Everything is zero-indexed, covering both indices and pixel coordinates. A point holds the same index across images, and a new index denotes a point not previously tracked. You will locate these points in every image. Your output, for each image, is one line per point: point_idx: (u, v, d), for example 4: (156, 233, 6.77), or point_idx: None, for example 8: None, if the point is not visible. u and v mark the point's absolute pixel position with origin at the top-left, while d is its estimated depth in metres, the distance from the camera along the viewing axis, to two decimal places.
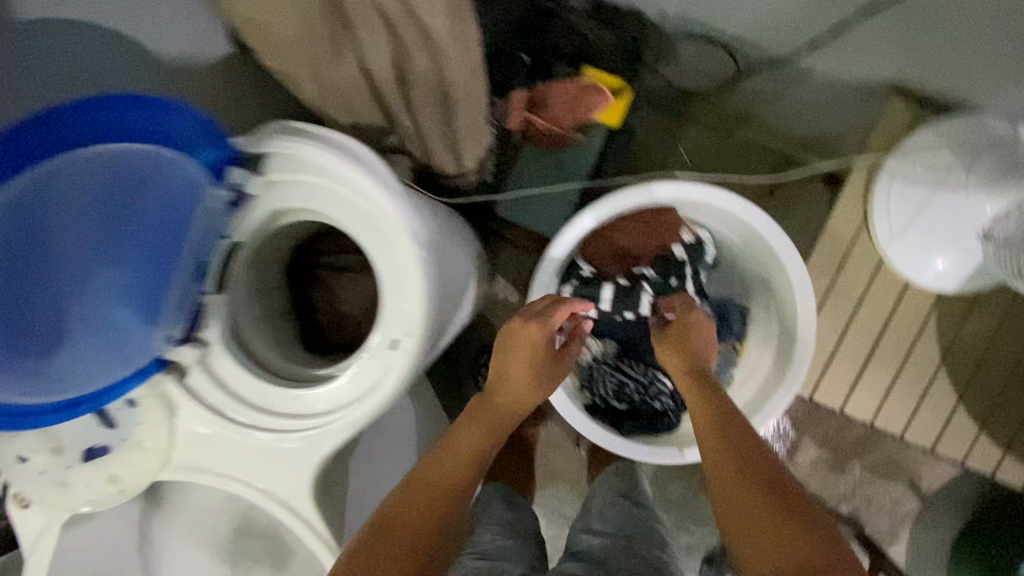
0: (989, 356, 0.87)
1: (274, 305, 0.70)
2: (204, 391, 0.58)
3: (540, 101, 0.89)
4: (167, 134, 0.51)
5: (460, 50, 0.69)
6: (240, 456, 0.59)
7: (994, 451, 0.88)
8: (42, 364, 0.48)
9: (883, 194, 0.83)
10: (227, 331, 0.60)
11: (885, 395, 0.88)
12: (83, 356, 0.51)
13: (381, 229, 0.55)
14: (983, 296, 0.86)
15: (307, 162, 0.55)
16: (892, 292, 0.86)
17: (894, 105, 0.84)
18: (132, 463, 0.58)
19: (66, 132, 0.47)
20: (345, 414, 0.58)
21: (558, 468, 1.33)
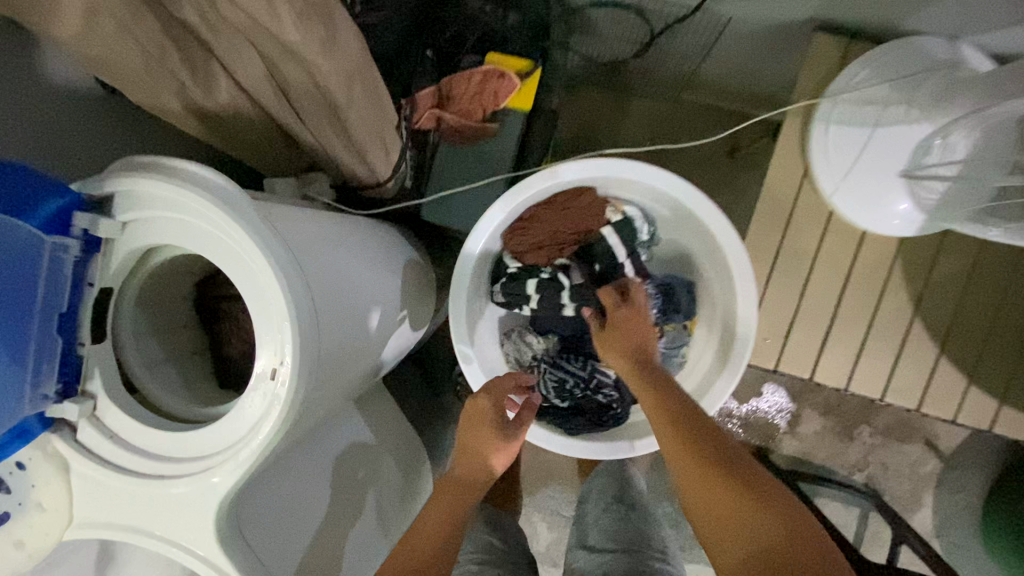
0: (968, 300, 0.79)
1: (179, 345, 0.68)
2: (95, 445, 0.57)
3: (447, 96, 0.85)
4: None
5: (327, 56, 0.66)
6: (138, 508, 0.57)
7: (989, 403, 0.80)
8: None
9: (821, 139, 0.75)
10: (113, 379, 0.59)
11: (857, 356, 0.81)
12: None
13: (242, 258, 0.53)
14: (952, 235, 0.78)
15: (151, 198, 0.52)
16: (848, 244, 0.79)
17: (821, 41, 0.77)
18: (34, 527, 0.57)
19: None
20: (238, 452, 0.56)
21: (548, 467, 1.29)
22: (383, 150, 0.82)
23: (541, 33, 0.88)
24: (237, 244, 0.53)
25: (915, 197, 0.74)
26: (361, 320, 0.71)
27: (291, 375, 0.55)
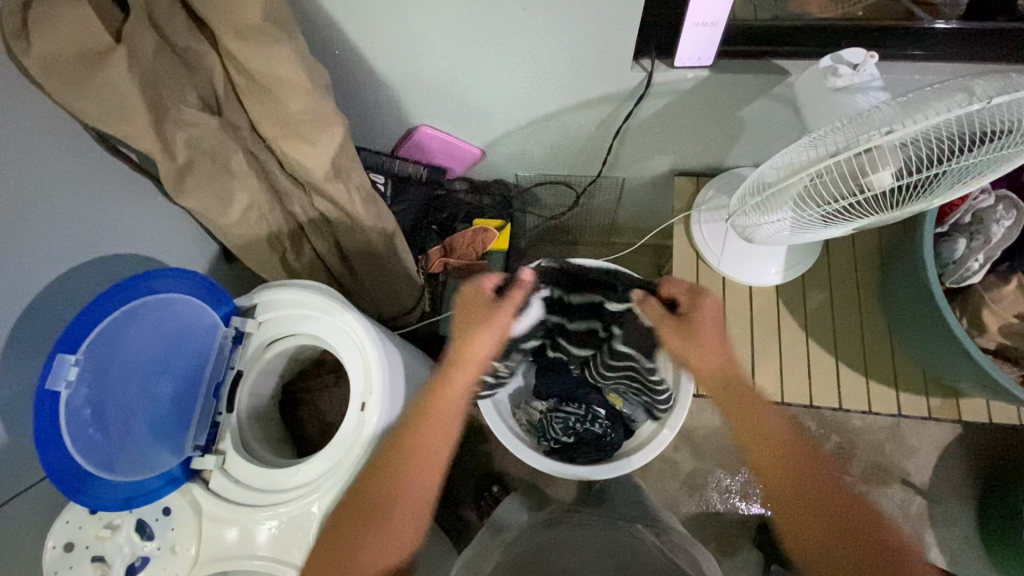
0: (838, 319, 1.10)
1: (272, 429, 0.89)
2: (223, 488, 0.74)
3: (449, 248, 1.23)
4: (193, 284, 0.74)
5: (374, 221, 1.03)
6: (257, 534, 0.73)
7: (886, 391, 1.06)
8: (106, 453, 0.65)
9: (698, 230, 1.13)
10: (238, 441, 0.78)
11: (780, 374, 1.08)
12: (132, 453, 0.68)
13: (341, 330, 0.81)
14: (808, 276, 1.12)
15: (282, 302, 0.81)
16: (744, 295, 1.12)
17: (681, 181, 1.22)
18: (169, 567, 0.71)
19: (147, 284, 0.69)
20: (337, 468, 0.75)
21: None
22: (407, 286, 1.16)
23: (506, 204, 1.31)
24: (344, 323, 0.81)
25: (778, 260, 1.09)
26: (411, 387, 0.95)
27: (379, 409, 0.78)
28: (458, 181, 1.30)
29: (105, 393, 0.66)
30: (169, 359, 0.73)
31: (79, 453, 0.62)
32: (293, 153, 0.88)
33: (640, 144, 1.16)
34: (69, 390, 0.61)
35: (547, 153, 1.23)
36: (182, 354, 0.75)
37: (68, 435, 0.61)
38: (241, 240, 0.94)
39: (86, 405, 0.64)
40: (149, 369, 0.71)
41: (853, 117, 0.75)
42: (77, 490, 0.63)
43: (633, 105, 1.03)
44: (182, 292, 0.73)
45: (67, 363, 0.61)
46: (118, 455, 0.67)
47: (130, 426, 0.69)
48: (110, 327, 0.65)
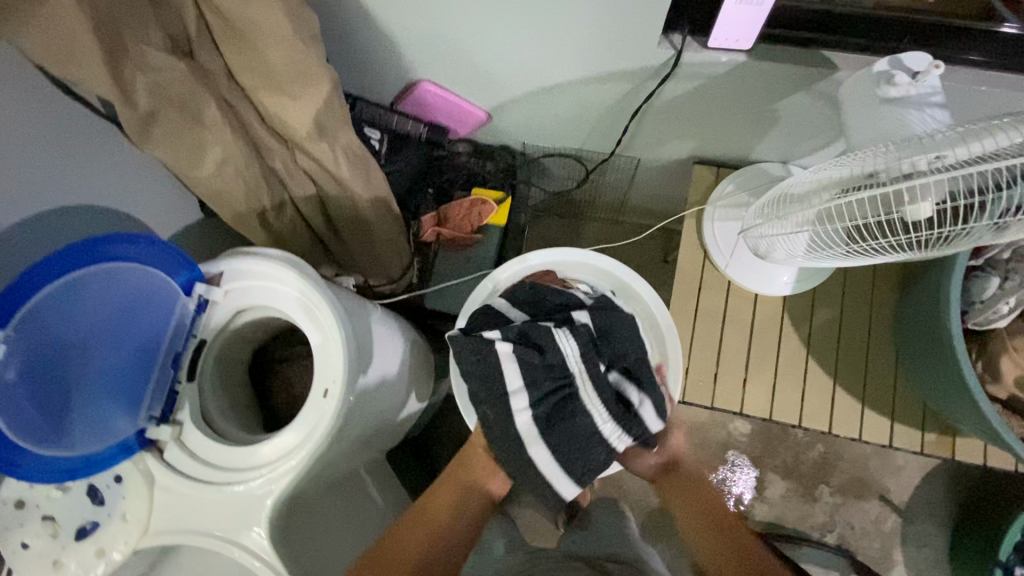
0: (845, 339, 1.03)
1: (239, 398, 0.86)
2: (178, 461, 0.72)
3: (444, 217, 1.18)
4: (144, 251, 0.71)
5: (363, 188, 0.96)
6: (209, 510, 0.71)
7: (881, 420, 1.02)
8: (47, 426, 0.64)
9: (710, 229, 1.05)
10: (197, 413, 0.76)
11: (772, 390, 1.04)
12: (76, 427, 0.66)
13: (311, 309, 0.76)
14: (819, 290, 1.05)
15: (247, 272, 0.76)
16: (749, 302, 1.06)
17: (699, 170, 1.13)
18: (116, 535, 0.70)
19: (82, 253, 0.66)
20: (296, 453, 0.72)
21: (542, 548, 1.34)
22: (394, 254, 1.10)
23: (509, 174, 1.22)
24: (310, 301, 0.76)
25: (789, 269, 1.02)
26: (388, 367, 0.92)
27: (342, 395, 0.73)
28: (461, 144, 1.22)
29: (45, 368, 0.64)
30: (118, 331, 0.71)
31: (11, 428, 0.60)
32: (272, 106, 0.80)
33: (656, 127, 1.06)
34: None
35: (558, 126, 1.13)
36: (133, 325, 0.72)
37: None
38: (219, 194, 0.87)
39: (19, 380, 0.61)
40: (93, 342, 0.69)
41: (902, 141, 0.66)
42: (13, 466, 0.61)
43: (655, 85, 0.92)
44: (131, 262, 0.70)
45: None
46: (63, 429, 0.65)
47: (73, 400, 0.67)
48: (44, 300, 0.63)
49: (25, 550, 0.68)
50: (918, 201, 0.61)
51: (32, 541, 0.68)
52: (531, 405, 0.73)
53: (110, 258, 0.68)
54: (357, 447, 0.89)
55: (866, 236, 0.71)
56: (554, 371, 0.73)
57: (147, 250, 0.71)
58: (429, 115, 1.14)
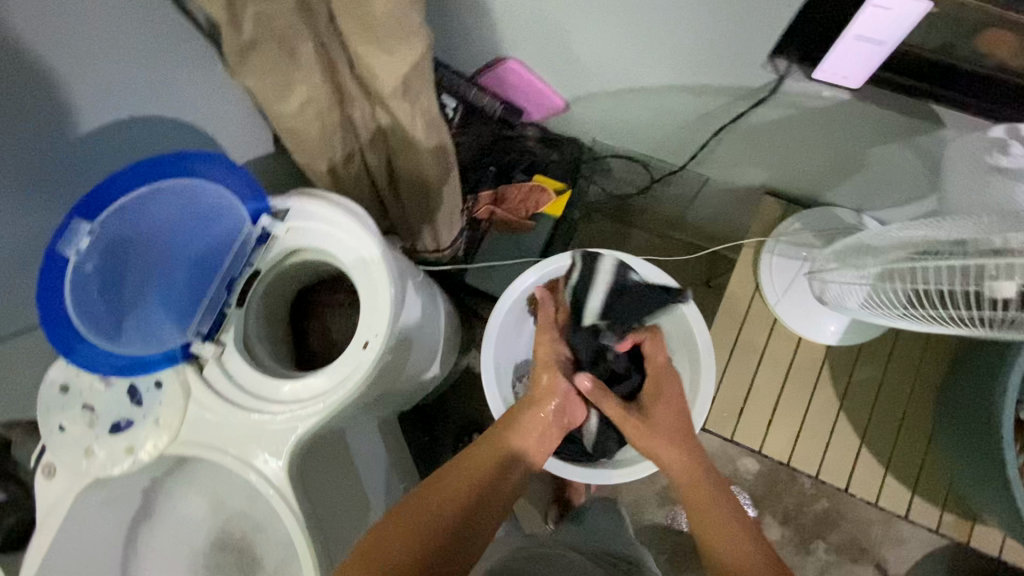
0: (880, 401, 1.01)
1: (278, 332, 0.89)
2: (216, 380, 0.75)
3: (500, 198, 1.17)
4: (225, 176, 0.73)
5: (432, 155, 0.97)
6: (236, 434, 0.74)
7: (900, 489, 0.99)
8: (108, 319, 0.68)
9: (767, 263, 1.04)
10: (239, 338, 0.78)
11: (795, 437, 1.01)
12: (133, 326, 0.70)
13: (366, 262, 0.78)
14: (865, 348, 1.02)
15: (313, 213, 0.78)
16: (791, 343, 1.04)
17: (767, 201, 1.10)
18: (146, 437, 0.73)
19: (170, 165, 0.69)
20: (327, 398, 0.74)
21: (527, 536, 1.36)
22: (445, 224, 1.11)
23: (572, 168, 1.22)
24: (368, 257, 0.77)
25: (839, 319, 0.99)
26: (423, 336, 0.93)
27: (380, 351, 0.75)
28: (530, 128, 1.21)
29: (117, 267, 0.68)
30: (187, 245, 0.74)
31: (76, 314, 0.65)
32: (366, 57, 0.81)
33: (733, 149, 1.04)
34: (79, 259, 0.64)
35: (633, 126, 1.11)
36: (200, 242, 0.75)
37: (68, 297, 0.64)
38: (296, 132, 0.88)
39: (93, 274, 0.66)
40: (164, 250, 0.72)
41: (1003, 215, 0.62)
42: (70, 349, 0.66)
43: (750, 108, 0.90)
44: (210, 184, 0.72)
45: (78, 229, 0.63)
46: (120, 327, 0.69)
47: (135, 301, 0.71)
48: (129, 204, 0.67)
49: (63, 433, 0.72)
50: (1001, 282, 0.58)
51: (70, 425, 0.72)
52: None
53: (194, 173, 0.71)
54: (378, 403, 0.92)
55: (935, 303, 0.67)
56: None
57: (229, 172, 0.73)
58: (507, 93, 1.14)
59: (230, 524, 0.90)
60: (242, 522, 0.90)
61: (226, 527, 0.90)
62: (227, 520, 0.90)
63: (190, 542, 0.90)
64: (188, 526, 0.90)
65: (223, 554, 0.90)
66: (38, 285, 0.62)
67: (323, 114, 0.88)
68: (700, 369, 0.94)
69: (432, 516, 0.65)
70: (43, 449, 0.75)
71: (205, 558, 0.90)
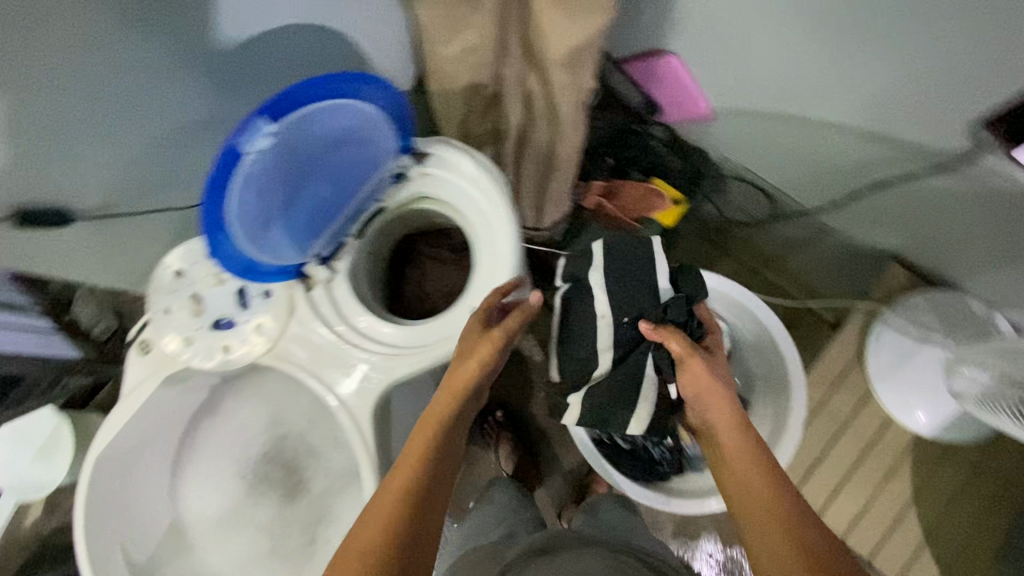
0: (956, 507, 0.96)
1: (378, 272, 0.88)
2: (322, 304, 0.75)
3: (613, 193, 1.13)
4: (393, 110, 0.73)
5: (572, 135, 0.93)
6: (329, 362, 0.74)
7: None
8: (257, 222, 0.68)
9: (875, 335, 1.01)
10: (350, 270, 0.78)
11: (857, 517, 0.97)
12: (274, 234, 0.70)
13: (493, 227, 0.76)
14: (954, 448, 0.97)
15: (454, 166, 0.77)
16: (876, 422, 0.99)
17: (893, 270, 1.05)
18: (243, 341, 0.73)
19: (348, 83, 0.68)
20: (424, 352, 0.73)
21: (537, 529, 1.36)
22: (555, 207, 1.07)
23: (692, 181, 1.15)
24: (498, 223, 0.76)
25: (930, 409, 0.96)
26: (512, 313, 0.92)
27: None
28: (659, 127, 1.15)
29: (282, 174, 0.68)
30: (340, 166, 0.73)
31: (234, 211, 0.65)
32: (545, 20, 0.77)
33: (880, 207, 0.98)
34: (253, 158, 0.64)
35: (776, 155, 1.05)
36: (351, 165, 0.74)
37: (235, 193, 0.64)
38: (449, 77, 0.86)
39: (261, 175, 0.66)
40: (320, 166, 0.71)
41: None
42: (217, 244, 0.66)
43: (924, 170, 0.84)
44: (379, 115, 0.72)
45: (261, 128, 0.63)
46: (266, 233, 0.69)
47: (283, 210, 0.70)
48: (306, 115, 0.66)
49: (167, 315, 0.73)
50: None
51: (175, 309, 0.73)
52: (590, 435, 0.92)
53: (364, 96, 0.70)
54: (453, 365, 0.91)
55: None
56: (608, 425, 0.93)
57: (390, 100, 0.72)
58: (649, 85, 1.06)
59: (285, 442, 0.91)
60: (297, 442, 0.91)
61: (280, 443, 0.92)
62: (283, 437, 0.92)
63: (243, 447, 0.92)
64: (247, 432, 0.92)
65: (270, 468, 0.91)
66: (210, 174, 0.62)
67: (480, 66, 0.85)
68: (787, 425, 0.90)
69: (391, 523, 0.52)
70: (142, 325, 0.76)
71: (253, 467, 0.91)
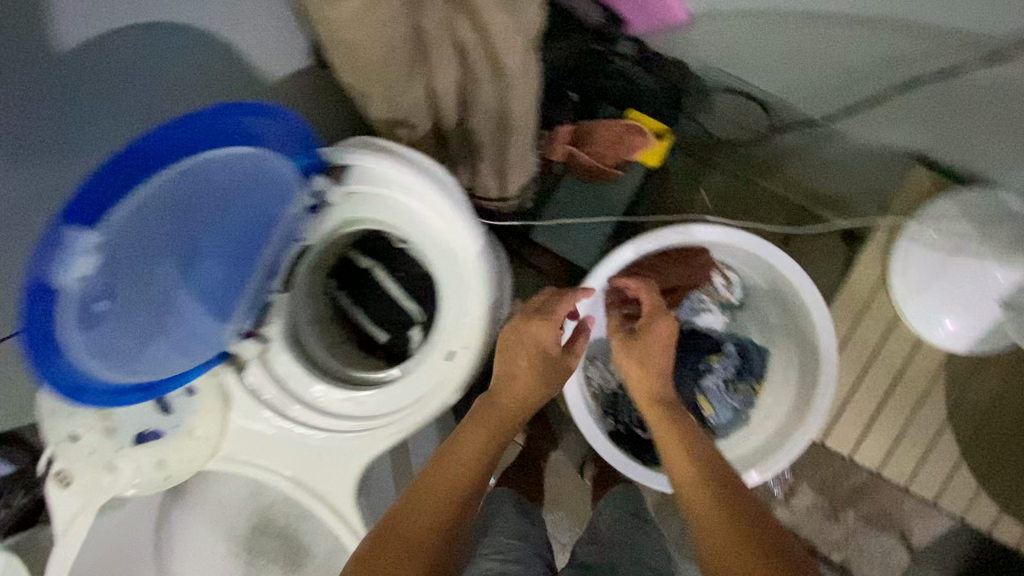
0: (992, 416, 0.91)
1: (323, 310, 0.72)
2: (260, 386, 0.60)
3: (585, 137, 0.94)
4: (272, 136, 0.52)
5: (525, 90, 0.74)
6: (288, 456, 0.60)
7: (992, 508, 0.91)
8: (132, 347, 0.49)
9: (901, 253, 0.88)
10: (287, 329, 0.62)
11: (890, 445, 0.92)
12: (164, 338, 0.52)
13: (452, 253, 0.60)
14: (988, 357, 0.90)
15: (386, 177, 0.59)
16: (905, 346, 0.91)
17: (917, 173, 0.90)
18: (179, 452, 0.59)
19: (207, 127, 0.48)
20: (383, 423, 0.60)
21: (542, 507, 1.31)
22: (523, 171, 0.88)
23: (674, 100, 0.98)
24: (457, 237, 0.59)
25: (963, 318, 0.86)
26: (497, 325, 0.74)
27: (467, 372, 0.59)
28: (627, 42, 0.95)
29: (139, 280, 0.47)
30: (219, 233, 0.52)
31: (87, 351, 0.46)
32: None
33: (909, 104, 0.82)
34: (84, 286, 0.44)
35: (774, 53, 0.88)
36: (237, 225, 0.53)
37: (75, 332, 0.44)
38: (354, 47, 0.65)
39: (109, 295, 0.45)
40: (193, 244, 0.50)
41: None
42: (82, 394, 0.48)
43: (972, 62, 0.71)
44: (255, 157, 0.51)
45: (73, 244, 0.42)
46: (147, 349, 0.50)
47: (165, 315, 0.51)
48: (154, 193, 0.46)
49: (76, 442, 0.58)
50: None
51: (84, 432, 0.58)
52: (606, 428, 0.86)
53: (229, 137, 0.50)
54: None
55: None
56: (623, 414, 0.87)
57: (280, 122, 0.53)
58: None
59: (271, 511, 0.80)
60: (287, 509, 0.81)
61: (267, 514, 0.81)
62: (269, 506, 0.81)
63: (228, 526, 0.80)
64: (228, 509, 0.80)
65: (262, 544, 0.80)
66: (23, 335, 0.42)
67: (389, 24, 0.63)
68: (816, 379, 0.80)
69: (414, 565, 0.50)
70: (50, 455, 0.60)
71: (242, 547, 0.80)
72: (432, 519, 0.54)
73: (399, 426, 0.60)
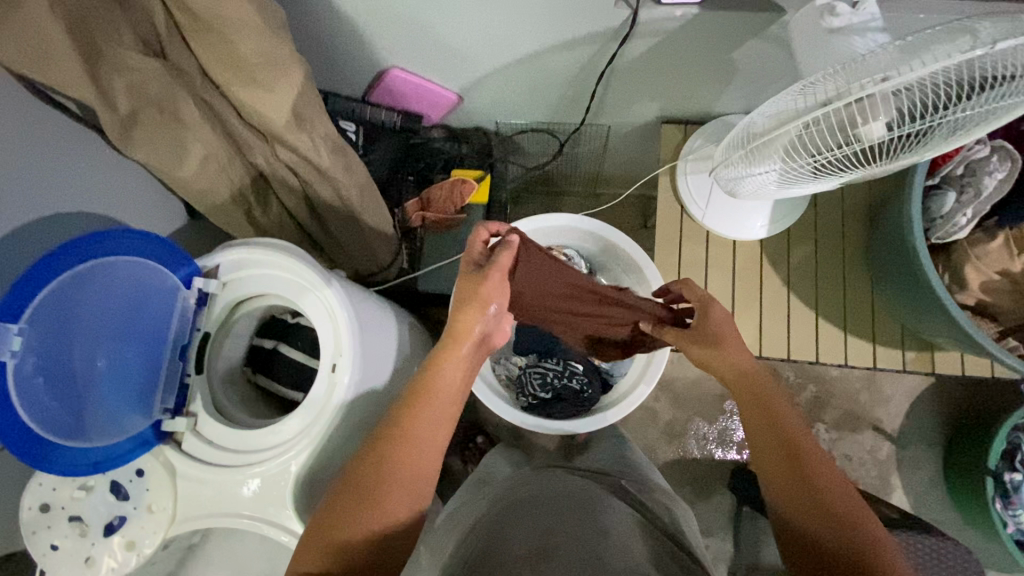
0: (821, 273, 1.09)
1: (243, 391, 0.88)
2: (196, 450, 0.74)
3: (426, 201, 1.20)
4: (147, 251, 0.72)
5: (347, 180, 0.98)
6: (232, 498, 0.73)
7: (864, 345, 1.07)
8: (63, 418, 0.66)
9: (684, 183, 1.09)
10: (208, 404, 0.78)
11: (759, 330, 1.08)
12: (91, 412, 0.69)
13: (307, 293, 0.79)
14: (792, 231, 1.10)
15: (242, 261, 0.78)
16: (727, 249, 1.11)
17: (669, 131, 1.17)
18: (142, 529, 0.72)
19: (103, 247, 0.68)
20: (298, 440, 0.75)
21: None
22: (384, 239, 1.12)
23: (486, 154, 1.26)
24: (305, 281, 0.79)
25: (763, 214, 1.05)
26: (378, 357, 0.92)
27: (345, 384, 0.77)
28: (435, 129, 1.25)
29: (62, 366, 0.66)
30: (121, 328, 0.72)
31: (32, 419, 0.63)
32: (254, 104, 0.82)
33: (626, 89, 1.10)
34: (18, 361, 0.62)
35: (525, 96, 1.15)
36: (137, 322, 0.74)
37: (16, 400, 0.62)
38: (206, 193, 0.89)
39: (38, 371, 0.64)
40: (101, 337, 0.70)
41: (845, 64, 0.68)
42: (42, 457, 0.65)
43: (618, 48, 0.96)
44: (142, 267, 0.72)
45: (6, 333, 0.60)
46: (81, 422, 0.68)
47: (88, 393, 0.69)
48: (60, 292, 0.65)
49: (57, 551, 0.71)
50: (871, 121, 0.64)
51: (62, 541, 0.71)
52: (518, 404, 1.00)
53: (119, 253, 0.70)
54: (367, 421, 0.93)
55: (841, 164, 0.72)
56: (529, 388, 1.02)
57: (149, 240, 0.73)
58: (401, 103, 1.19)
59: None
60: None
61: None
62: None
63: None
64: None
65: None
66: None
67: (224, 169, 0.88)
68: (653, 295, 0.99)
69: (409, 493, 0.58)
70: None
71: None
72: (432, 442, 0.60)
73: (312, 436, 0.75)
